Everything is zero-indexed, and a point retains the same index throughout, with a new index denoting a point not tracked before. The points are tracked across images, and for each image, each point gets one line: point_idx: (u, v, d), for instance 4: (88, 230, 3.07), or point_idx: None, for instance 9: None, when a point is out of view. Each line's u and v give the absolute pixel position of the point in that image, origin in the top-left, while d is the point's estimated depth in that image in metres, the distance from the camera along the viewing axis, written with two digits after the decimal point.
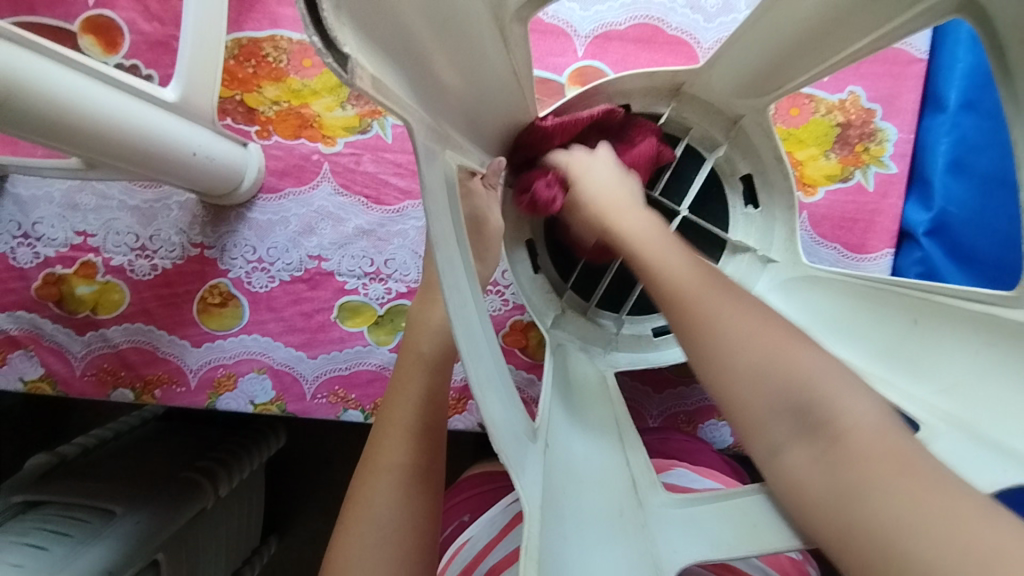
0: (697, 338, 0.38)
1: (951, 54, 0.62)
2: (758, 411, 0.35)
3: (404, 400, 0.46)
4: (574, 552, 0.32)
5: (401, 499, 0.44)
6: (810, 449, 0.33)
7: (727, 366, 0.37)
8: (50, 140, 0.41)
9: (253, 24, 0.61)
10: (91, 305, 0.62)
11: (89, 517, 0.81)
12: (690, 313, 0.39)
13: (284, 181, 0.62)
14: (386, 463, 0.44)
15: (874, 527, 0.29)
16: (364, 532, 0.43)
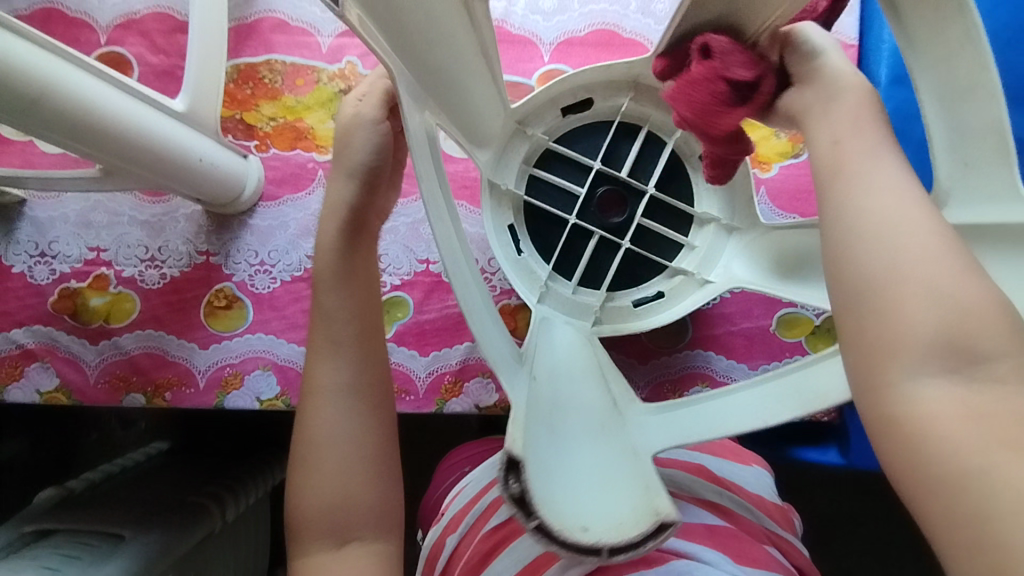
0: (871, 255, 0.31)
1: (877, 38, 0.68)
2: (908, 330, 0.29)
3: (329, 323, 0.52)
4: (561, 458, 0.35)
5: (337, 407, 0.51)
6: (949, 381, 0.29)
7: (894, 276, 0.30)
8: (74, 140, 0.46)
9: (250, 51, 0.67)
10: (104, 315, 0.66)
11: (100, 541, 0.81)
12: (869, 228, 0.31)
13: (282, 190, 0.67)
14: (320, 381, 0.52)
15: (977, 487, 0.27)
16: (317, 434, 0.51)
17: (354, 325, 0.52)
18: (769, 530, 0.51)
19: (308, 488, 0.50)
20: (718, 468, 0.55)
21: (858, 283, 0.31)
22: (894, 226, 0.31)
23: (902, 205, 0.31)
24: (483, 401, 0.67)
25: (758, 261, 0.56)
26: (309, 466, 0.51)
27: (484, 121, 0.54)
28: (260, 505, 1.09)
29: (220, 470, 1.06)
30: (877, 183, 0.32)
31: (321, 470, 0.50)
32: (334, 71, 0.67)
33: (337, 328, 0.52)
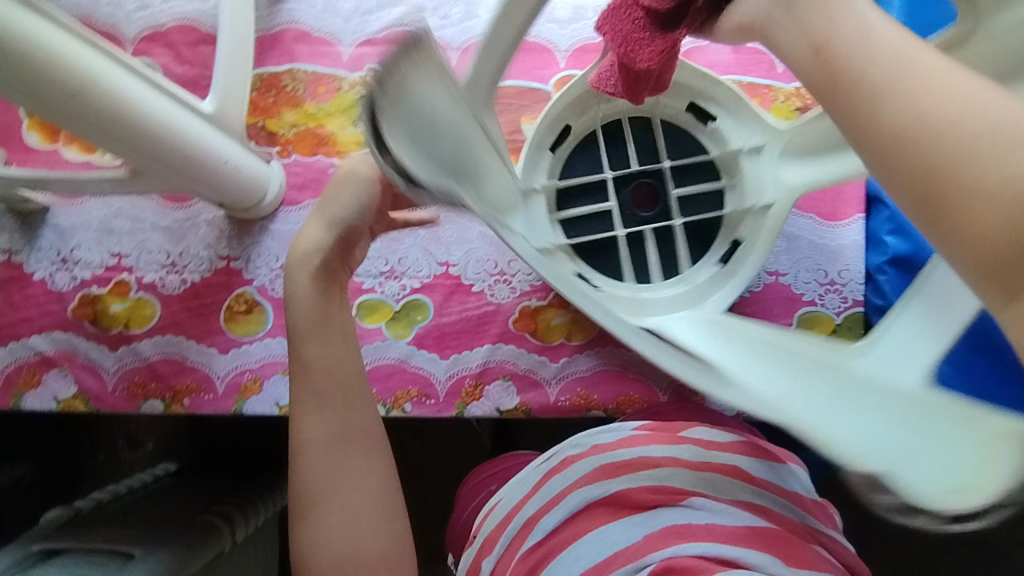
0: (931, 149, 0.24)
1: None
2: (974, 238, 0.23)
3: (307, 373, 0.50)
4: (875, 412, 0.29)
5: (332, 460, 0.48)
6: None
7: (945, 170, 0.23)
8: (107, 134, 0.46)
9: (273, 60, 0.69)
10: (124, 321, 0.66)
11: (109, 561, 0.80)
12: (916, 120, 0.24)
13: (303, 195, 0.67)
14: (309, 434, 0.49)
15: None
16: (317, 494, 0.48)
17: (334, 370, 0.50)
18: (812, 529, 0.49)
19: (309, 543, 0.48)
20: (753, 468, 0.51)
21: (908, 177, 0.24)
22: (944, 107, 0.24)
23: (945, 83, 0.24)
24: (504, 404, 0.66)
25: (799, 159, 0.53)
26: (303, 523, 0.48)
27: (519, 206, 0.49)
28: (269, 525, 1.06)
29: (229, 490, 1.03)
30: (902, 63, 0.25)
31: (323, 521, 0.48)
32: (355, 79, 0.68)
33: (314, 379, 0.50)
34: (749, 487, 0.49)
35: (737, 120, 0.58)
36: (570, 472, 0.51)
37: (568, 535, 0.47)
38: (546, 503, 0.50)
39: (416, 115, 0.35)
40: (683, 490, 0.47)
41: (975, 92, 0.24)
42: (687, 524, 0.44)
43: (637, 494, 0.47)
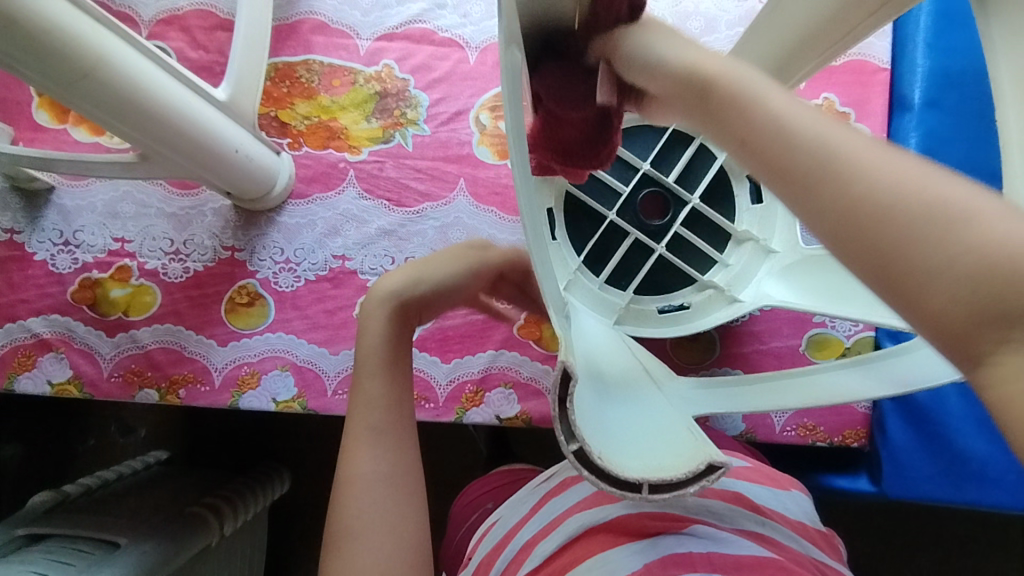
0: (869, 220, 0.21)
1: (911, 62, 0.68)
2: (934, 318, 0.20)
3: (367, 410, 0.48)
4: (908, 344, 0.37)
5: (375, 499, 0.45)
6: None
7: (884, 244, 0.21)
8: (117, 117, 0.46)
9: (289, 50, 0.68)
10: (123, 307, 0.65)
11: (95, 549, 0.78)
12: (852, 190, 0.22)
13: (312, 188, 0.66)
14: (356, 470, 0.46)
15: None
16: (358, 537, 0.44)
17: (392, 409, 0.49)
18: (817, 560, 0.47)
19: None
20: (756, 496, 0.50)
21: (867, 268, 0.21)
22: (879, 178, 0.22)
23: (874, 155, 0.22)
24: (504, 412, 0.65)
25: None
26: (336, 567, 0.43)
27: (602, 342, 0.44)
28: (257, 519, 1.05)
29: (220, 483, 1.01)
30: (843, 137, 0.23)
31: (359, 565, 0.43)
32: (371, 74, 0.67)
33: (372, 415, 0.48)
34: (753, 515, 0.48)
35: None
36: (571, 492, 0.50)
37: (564, 562, 0.45)
38: (544, 525, 0.48)
39: (600, 430, 0.31)
40: (685, 518, 0.46)
41: (915, 165, 0.22)
42: (689, 553, 0.42)
43: (638, 521, 0.46)
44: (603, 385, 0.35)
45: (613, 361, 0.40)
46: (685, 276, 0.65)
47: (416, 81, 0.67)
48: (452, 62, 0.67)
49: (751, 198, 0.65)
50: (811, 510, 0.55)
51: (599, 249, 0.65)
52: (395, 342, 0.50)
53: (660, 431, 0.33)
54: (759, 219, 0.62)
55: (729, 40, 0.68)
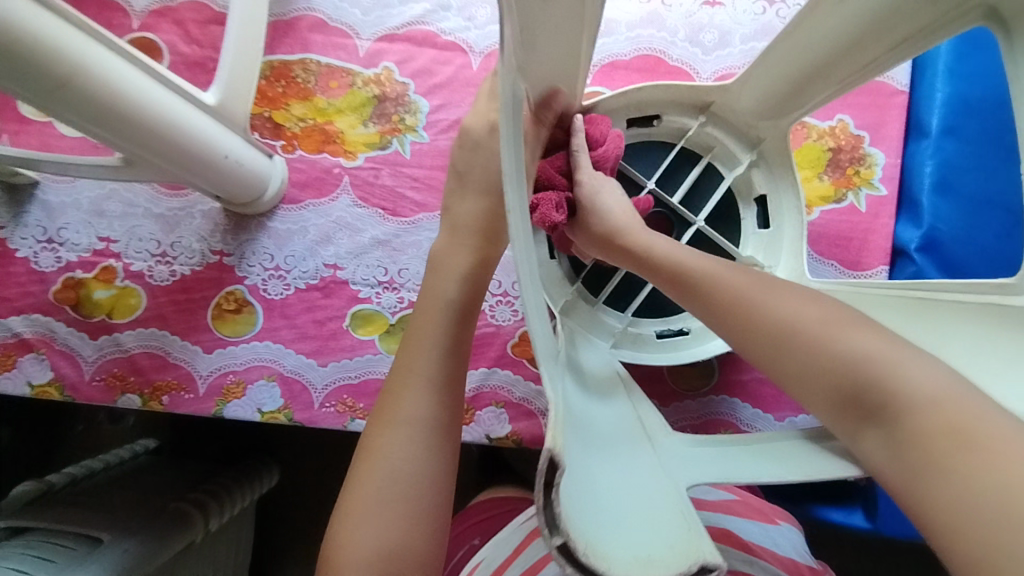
0: (770, 348, 0.38)
1: (930, 85, 0.66)
2: (817, 404, 0.36)
3: (417, 351, 0.44)
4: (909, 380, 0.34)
5: (418, 453, 0.42)
6: (876, 433, 0.34)
7: (778, 364, 0.38)
8: (97, 126, 0.43)
9: (285, 48, 0.65)
10: (107, 309, 0.63)
11: (76, 543, 0.76)
12: (751, 327, 0.39)
13: (305, 193, 0.64)
14: (407, 416, 0.42)
15: (973, 487, 0.30)
16: (382, 485, 0.41)
17: (448, 356, 0.44)
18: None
19: (352, 534, 0.40)
20: (745, 534, 0.51)
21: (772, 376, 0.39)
22: (770, 318, 0.39)
23: (760, 299, 0.40)
24: (495, 432, 0.64)
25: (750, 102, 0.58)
26: (351, 504, 0.41)
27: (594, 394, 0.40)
28: (245, 516, 1.03)
29: (207, 475, 0.99)
30: (740, 291, 0.41)
31: (382, 511, 0.40)
32: (370, 76, 0.65)
33: (422, 359, 0.44)
34: (743, 555, 0.48)
35: (674, 108, 0.62)
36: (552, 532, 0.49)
37: None
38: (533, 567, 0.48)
39: (589, 517, 0.27)
40: None
41: (787, 305, 0.39)
42: None
43: None
44: (588, 436, 0.33)
45: (605, 420, 0.37)
46: None
47: (417, 86, 0.65)
48: (455, 67, 0.65)
49: (759, 222, 0.63)
50: (801, 545, 0.55)
51: (598, 268, 0.63)
52: (462, 290, 0.46)
53: (653, 518, 0.30)
54: (764, 244, 0.61)
55: (743, 55, 0.66)
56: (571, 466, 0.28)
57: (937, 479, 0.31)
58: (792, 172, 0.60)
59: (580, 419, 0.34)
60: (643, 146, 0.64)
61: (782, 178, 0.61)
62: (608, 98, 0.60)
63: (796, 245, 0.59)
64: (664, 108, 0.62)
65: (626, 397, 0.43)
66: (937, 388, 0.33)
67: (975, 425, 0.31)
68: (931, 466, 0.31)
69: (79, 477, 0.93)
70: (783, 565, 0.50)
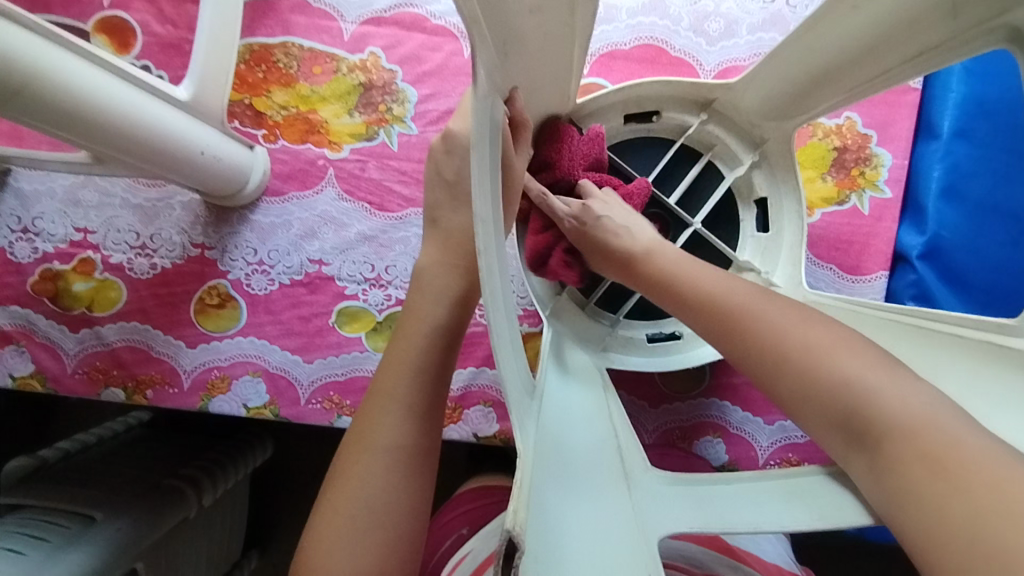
0: (766, 373, 0.37)
1: (944, 85, 0.63)
2: (813, 425, 0.36)
3: (397, 375, 0.43)
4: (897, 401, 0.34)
5: (394, 483, 0.41)
6: (862, 458, 0.34)
7: (770, 390, 0.37)
8: (58, 130, 0.41)
9: (265, 30, 0.63)
10: (87, 302, 0.61)
11: (69, 521, 0.67)
12: (749, 352, 0.38)
13: (288, 185, 0.62)
14: (383, 445, 0.41)
15: (943, 515, 0.29)
16: (356, 515, 0.40)
17: (429, 381, 0.43)
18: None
19: (319, 559, 0.40)
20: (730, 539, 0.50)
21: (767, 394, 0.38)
22: (759, 340, 0.38)
23: (758, 316, 0.39)
24: (482, 431, 0.63)
25: (754, 100, 0.55)
26: (323, 530, 0.41)
27: (573, 417, 0.39)
28: (239, 489, 0.95)
29: (203, 448, 0.90)
30: (733, 308, 0.40)
31: (350, 540, 0.40)
32: (355, 62, 0.62)
33: (402, 385, 0.42)
34: (726, 560, 0.47)
35: (674, 104, 0.59)
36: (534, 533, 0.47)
37: None
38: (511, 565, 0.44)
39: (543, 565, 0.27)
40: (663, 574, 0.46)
41: (784, 321, 0.38)
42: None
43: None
44: (560, 470, 0.32)
45: (585, 452, 0.36)
46: None
47: (404, 73, 0.63)
48: (444, 54, 0.63)
49: (759, 225, 0.60)
50: (787, 553, 0.54)
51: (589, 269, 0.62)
52: (452, 313, 0.44)
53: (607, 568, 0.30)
54: (762, 248, 0.59)
55: (750, 46, 0.62)
56: (536, 523, 0.27)
57: (906, 506, 0.30)
58: (795, 175, 0.57)
59: (557, 458, 0.33)
60: (641, 143, 0.62)
61: (783, 181, 0.58)
62: (604, 93, 0.57)
63: (795, 251, 0.57)
64: (664, 103, 0.59)
65: (609, 419, 0.43)
66: (923, 412, 0.32)
67: (952, 454, 0.30)
68: (905, 492, 0.31)
69: (74, 452, 0.83)
70: (772, 574, 0.48)
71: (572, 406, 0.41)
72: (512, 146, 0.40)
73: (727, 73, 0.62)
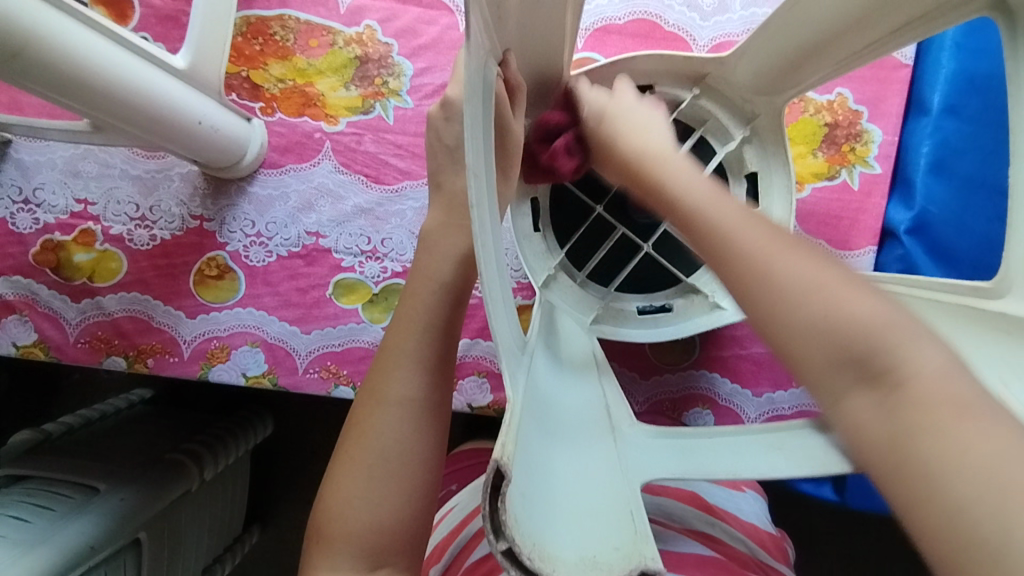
0: (753, 293, 0.30)
1: (936, 60, 0.64)
2: (806, 359, 0.29)
3: (407, 334, 0.44)
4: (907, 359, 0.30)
5: (408, 433, 0.42)
6: (870, 397, 0.28)
7: (763, 320, 0.30)
8: (56, 94, 0.42)
9: (262, 3, 0.63)
10: (88, 272, 0.62)
11: (73, 492, 0.69)
12: (735, 274, 0.31)
13: (286, 158, 0.63)
14: (397, 396, 0.43)
15: (968, 468, 0.24)
16: (371, 465, 0.42)
17: (435, 346, 0.44)
18: (762, 562, 0.48)
19: (337, 508, 0.42)
20: (709, 497, 0.52)
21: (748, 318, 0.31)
22: (763, 266, 0.30)
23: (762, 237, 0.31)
24: (476, 401, 0.65)
25: (747, 75, 0.55)
26: (339, 480, 0.42)
27: (562, 380, 0.40)
28: (239, 463, 0.97)
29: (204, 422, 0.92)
30: (727, 226, 0.32)
31: (367, 489, 0.41)
32: (352, 36, 0.63)
33: (411, 344, 0.43)
34: (703, 516, 0.49)
35: (668, 78, 0.59)
36: None
37: (493, 564, 0.43)
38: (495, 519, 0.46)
39: (537, 513, 0.27)
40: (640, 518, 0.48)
41: (787, 245, 0.31)
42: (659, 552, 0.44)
43: None
44: (547, 420, 0.33)
45: (575, 410, 0.38)
46: (667, 277, 0.63)
47: (400, 47, 0.63)
48: (440, 27, 0.63)
49: (749, 200, 0.61)
50: (765, 514, 0.56)
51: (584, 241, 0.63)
52: (451, 278, 0.45)
53: (598, 512, 0.31)
54: None
55: (743, 21, 0.63)
56: (525, 462, 0.28)
57: (924, 457, 0.25)
58: (785, 150, 0.58)
59: (543, 410, 0.34)
60: None
61: (774, 155, 0.59)
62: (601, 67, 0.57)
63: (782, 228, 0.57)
64: (658, 78, 0.59)
65: (597, 384, 0.44)
66: (946, 370, 0.27)
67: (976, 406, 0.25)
68: (928, 444, 0.25)
69: (77, 426, 0.83)
70: (749, 533, 0.51)
71: (564, 370, 0.42)
72: (507, 109, 0.41)
73: (720, 48, 0.63)
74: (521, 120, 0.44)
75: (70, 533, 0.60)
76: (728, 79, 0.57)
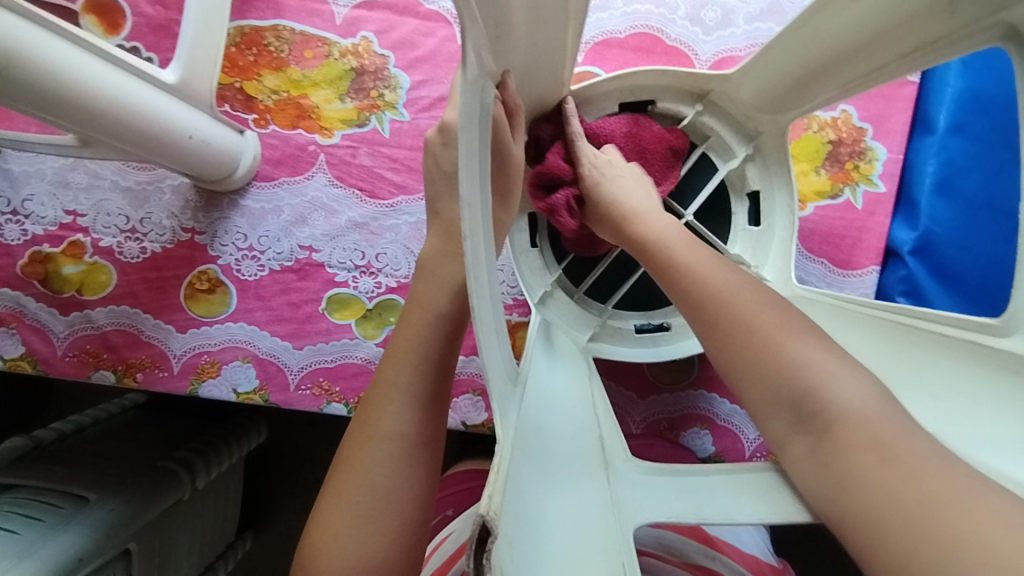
0: (722, 349, 0.38)
1: (942, 78, 0.63)
2: (757, 405, 0.36)
3: (402, 363, 0.43)
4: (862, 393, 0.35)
5: (398, 469, 0.41)
6: (805, 441, 0.34)
7: (730, 374, 0.37)
8: (40, 110, 0.41)
9: (256, 13, 0.62)
10: (77, 285, 0.61)
11: (62, 502, 0.67)
12: (705, 324, 0.39)
13: (279, 171, 0.62)
14: (388, 431, 0.41)
15: (892, 499, 0.29)
16: (360, 500, 0.41)
17: (430, 375, 0.43)
18: None
19: (325, 544, 0.41)
20: (709, 529, 0.51)
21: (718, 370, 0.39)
22: (725, 323, 0.38)
23: (730, 297, 0.39)
24: (471, 419, 0.63)
25: (750, 93, 0.54)
26: (329, 514, 0.41)
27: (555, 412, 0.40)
28: (233, 471, 0.96)
29: (197, 431, 0.90)
30: (701, 291, 0.40)
31: (355, 527, 0.40)
32: (347, 48, 0.62)
33: (406, 371, 0.42)
34: (703, 548, 0.48)
35: (671, 92, 0.58)
36: None
37: None
38: None
39: (526, 563, 0.26)
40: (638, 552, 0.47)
41: (748, 303, 0.38)
42: None
43: None
44: (539, 457, 0.33)
45: (569, 440, 0.37)
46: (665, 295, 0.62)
47: (397, 59, 0.62)
48: (438, 39, 0.62)
49: (750, 219, 0.60)
50: (766, 546, 0.55)
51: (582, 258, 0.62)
52: (444, 306, 0.43)
53: (586, 557, 0.30)
54: (752, 242, 0.58)
55: (747, 36, 0.62)
56: (514, 507, 0.27)
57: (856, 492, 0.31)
58: (788, 168, 0.57)
59: (535, 444, 0.33)
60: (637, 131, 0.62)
61: (777, 174, 0.57)
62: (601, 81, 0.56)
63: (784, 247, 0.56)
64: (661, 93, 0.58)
65: (589, 407, 0.43)
66: (868, 404, 0.33)
67: (897, 441, 0.31)
68: (850, 480, 0.31)
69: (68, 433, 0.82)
70: (747, 564, 0.50)
71: (561, 399, 0.41)
72: (506, 130, 0.40)
73: (723, 63, 0.61)
74: (520, 141, 0.43)
75: (58, 544, 0.59)
76: (731, 95, 0.56)
